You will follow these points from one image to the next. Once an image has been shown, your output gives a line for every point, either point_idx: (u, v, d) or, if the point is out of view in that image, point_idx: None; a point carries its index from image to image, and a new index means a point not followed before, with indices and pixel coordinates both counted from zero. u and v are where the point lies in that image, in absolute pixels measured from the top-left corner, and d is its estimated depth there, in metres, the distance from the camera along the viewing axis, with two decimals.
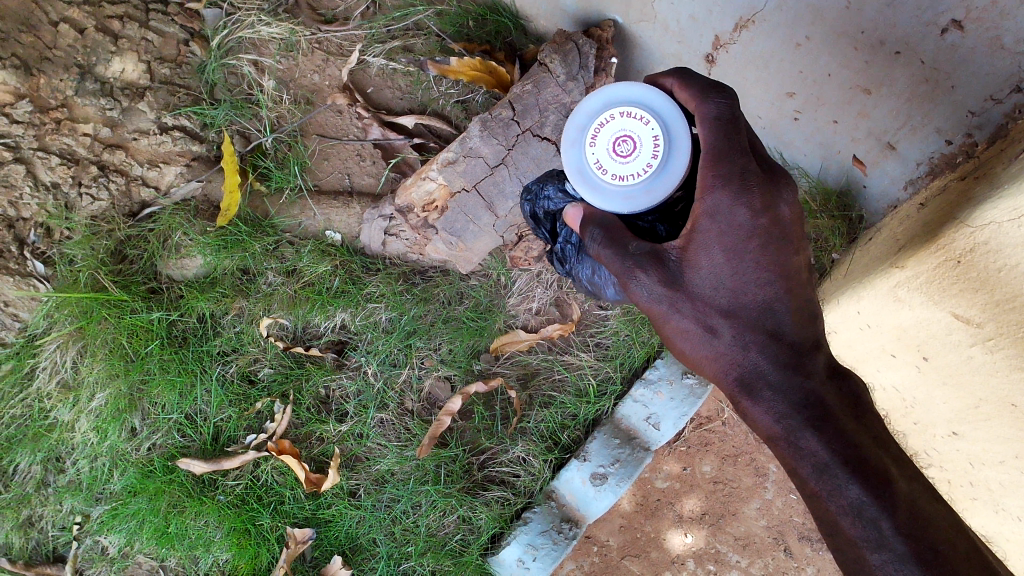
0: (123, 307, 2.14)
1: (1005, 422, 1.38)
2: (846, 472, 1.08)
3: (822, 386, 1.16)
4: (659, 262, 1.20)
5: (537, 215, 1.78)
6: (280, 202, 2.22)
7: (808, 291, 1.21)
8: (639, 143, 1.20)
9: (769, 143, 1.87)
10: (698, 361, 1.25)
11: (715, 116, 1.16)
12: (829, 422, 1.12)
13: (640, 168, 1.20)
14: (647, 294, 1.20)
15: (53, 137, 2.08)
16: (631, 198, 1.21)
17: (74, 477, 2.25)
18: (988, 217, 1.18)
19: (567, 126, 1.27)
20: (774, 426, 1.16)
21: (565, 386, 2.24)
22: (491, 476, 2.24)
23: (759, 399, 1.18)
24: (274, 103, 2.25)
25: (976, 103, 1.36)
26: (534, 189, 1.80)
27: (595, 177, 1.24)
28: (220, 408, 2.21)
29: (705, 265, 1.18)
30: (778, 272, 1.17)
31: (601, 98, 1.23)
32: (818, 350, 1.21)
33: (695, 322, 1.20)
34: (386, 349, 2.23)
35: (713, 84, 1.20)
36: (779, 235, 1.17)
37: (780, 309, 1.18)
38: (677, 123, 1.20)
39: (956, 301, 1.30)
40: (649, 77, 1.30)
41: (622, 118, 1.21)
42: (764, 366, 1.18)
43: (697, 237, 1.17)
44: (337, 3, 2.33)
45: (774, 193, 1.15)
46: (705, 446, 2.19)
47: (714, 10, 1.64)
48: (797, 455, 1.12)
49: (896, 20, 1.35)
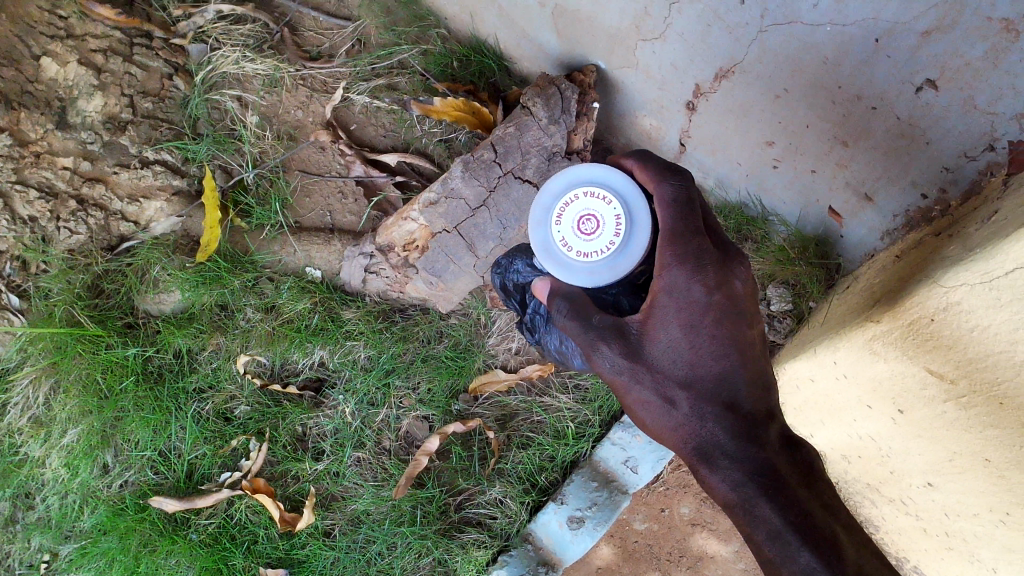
0: (99, 342, 2.12)
1: (978, 476, 1.38)
2: (798, 540, 1.08)
3: (775, 456, 1.16)
4: (621, 335, 1.22)
5: (507, 287, 1.90)
6: (262, 238, 2.21)
7: (763, 362, 1.22)
8: (601, 222, 1.21)
9: (749, 188, 1.89)
10: (660, 433, 1.25)
11: (671, 198, 1.19)
12: (782, 490, 1.13)
13: (603, 245, 1.21)
14: (609, 366, 1.22)
15: (32, 170, 2.06)
16: (595, 273, 1.23)
17: (43, 514, 2.23)
18: (961, 278, 1.19)
19: (533, 204, 1.29)
20: (730, 494, 1.15)
21: (543, 427, 2.23)
22: (468, 518, 2.22)
23: (715, 467, 1.16)
24: (257, 138, 2.24)
25: (951, 158, 1.35)
26: (504, 263, 1.91)
27: (561, 253, 1.25)
28: (195, 445, 2.20)
29: (664, 338, 1.19)
30: (733, 345, 1.18)
31: (567, 178, 1.25)
32: (772, 420, 1.20)
33: (655, 393, 1.21)
34: (365, 388, 2.22)
35: (670, 166, 1.24)
36: (734, 310, 1.18)
37: (736, 379, 1.19)
38: (638, 203, 1.22)
39: (930, 357, 1.31)
40: (612, 158, 1.32)
41: (586, 198, 1.22)
42: (720, 435, 1.17)
43: (655, 311, 1.19)
44: (322, 40, 2.35)
45: (727, 270, 1.18)
46: (684, 487, 2.15)
47: (695, 61, 1.66)
48: (752, 522, 1.13)
49: (873, 76, 1.35)
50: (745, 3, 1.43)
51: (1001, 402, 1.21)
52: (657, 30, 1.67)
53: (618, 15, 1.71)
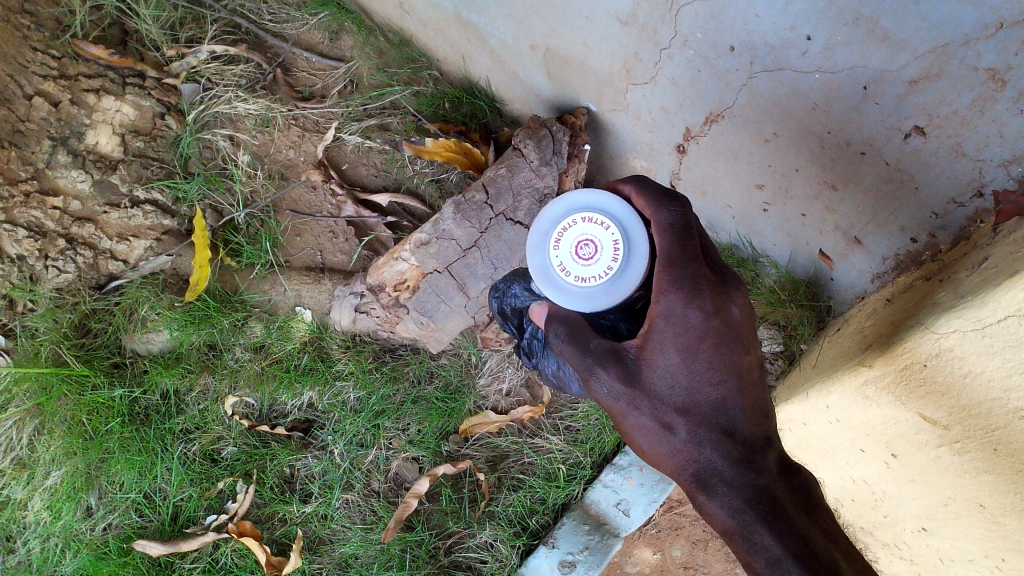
0: (84, 382, 2.10)
1: (973, 522, 1.37)
2: (798, 567, 1.04)
3: (774, 483, 1.14)
4: (618, 359, 1.21)
5: (504, 311, 1.87)
6: (251, 277, 2.20)
7: (759, 389, 1.21)
8: (599, 247, 1.21)
9: (739, 230, 1.90)
10: (658, 459, 1.23)
11: (669, 224, 1.20)
12: (781, 518, 1.10)
13: (601, 270, 1.21)
14: (607, 391, 1.21)
15: (21, 210, 2.02)
16: (593, 298, 1.22)
17: (24, 558, 2.18)
18: (951, 325, 1.19)
19: (531, 229, 1.28)
20: (729, 521, 1.13)
21: (534, 469, 2.22)
22: (458, 562, 2.18)
23: (714, 494, 1.15)
24: (248, 177, 2.24)
25: (940, 204, 1.35)
26: (502, 287, 1.88)
27: (559, 278, 1.24)
28: (181, 487, 2.17)
29: (662, 364, 1.18)
30: (730, 371, 1.17)
31: (564, 203, 1.25)
32: (770, 446, 1.19)
33: (652, 419, 1.20)
34: (354, 429, 2.21)
35: (667, 193, 1.24)
36: (731, 337, 1.18)
37: (733, 406, 1.18)
38: (635, 228, 1.21)
39: (923, 403, 1.31)
40: (609, 183, 1.32)
41: (584, 223, 1.22)
42: (718, 462, 1.16)
43: (652, 337, 1.18)
44: (315, 81, 2.37)
45: (723, 296, 1.18)
46: (676, 530, 2.13)
47: (685, 104, 1.67)
48: (751, 550, 1.09)
49: (862, 123, 1.36)
50: (734, 50, 1.44)
51: (996, 447, 1.21)
52: (647, 75, 1.68)
53: (608, 59, 1.73)
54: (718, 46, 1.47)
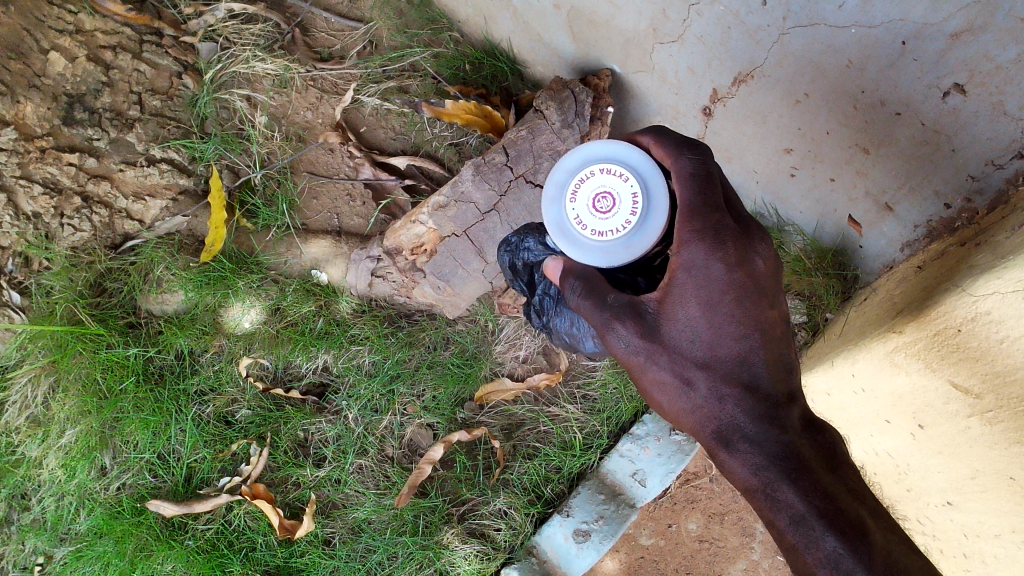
0: (99, 341, 2.10)
1: (1002, 496, 1.33)
2: (823, 526, 1.03)
3: (798, 439, 1.11)
4: (636, 314, 1.17)
5: (515, 266, 1.80)
6: (267, 240, 2.18)
7: (783, 344, 1.16)
8: (618, 200, 1.15)
9: (766, 197, 1.86)
10: (677, 415, 1.20)
11: (689, 172, 1.13)
12: (806, 474, 1.07)
13: (619, 224, 1.15)
14: (625, 346, 1.17)
15: (37, 165, 2.01)
16: (610, 252, 1.17)
17: (38, 516, 2.19)
18: (992, 287, 1.14)
19: (548, 182, 1.23)
20: (751, 479, 1.10)
21: (550, 438, 2.20)
22: (471, 529, 2.16)
23: (735, 451, 1.12)
24: (264, 139, 2.21)
25: (976, 166, 1.30)
26: (514, 241, 1.80)
27: (576, 232, 1.19)
28: (195, 449, 2.16)
29: (682, 317, 1.14)
30: (753, 325, 1.13)
31: (582, 154, 1.20)
32: (793, 402, 1.15)
33: (672, 374, 1.16)
34: (368, 394, 2.20)
35: (687, 141, 1.18)
36: (754, 289, 1.13)
37: (756, 361, 1.14)
38: (656, 180, 1.16)
39: (955, 370, 1.27)
40: (626, 134, 1.27)
41: (601, 175, 1.17)
42: (740, 417, 1.13)
43: (672, 290, 1.14)
44: (334, 41, 2.33)
45: (747, 247, 1.13)
46: (691, 503, 2.09)
47: (713, 64, 1.62)
48: (774, 508, 1.07)
49: (898, 81, 1.30)
50: (767, 4, 1.39)
51: None
52: (674, 33, 1.63)
53: (635, 17, 1.68)
54: (750, 1, 1.42)
